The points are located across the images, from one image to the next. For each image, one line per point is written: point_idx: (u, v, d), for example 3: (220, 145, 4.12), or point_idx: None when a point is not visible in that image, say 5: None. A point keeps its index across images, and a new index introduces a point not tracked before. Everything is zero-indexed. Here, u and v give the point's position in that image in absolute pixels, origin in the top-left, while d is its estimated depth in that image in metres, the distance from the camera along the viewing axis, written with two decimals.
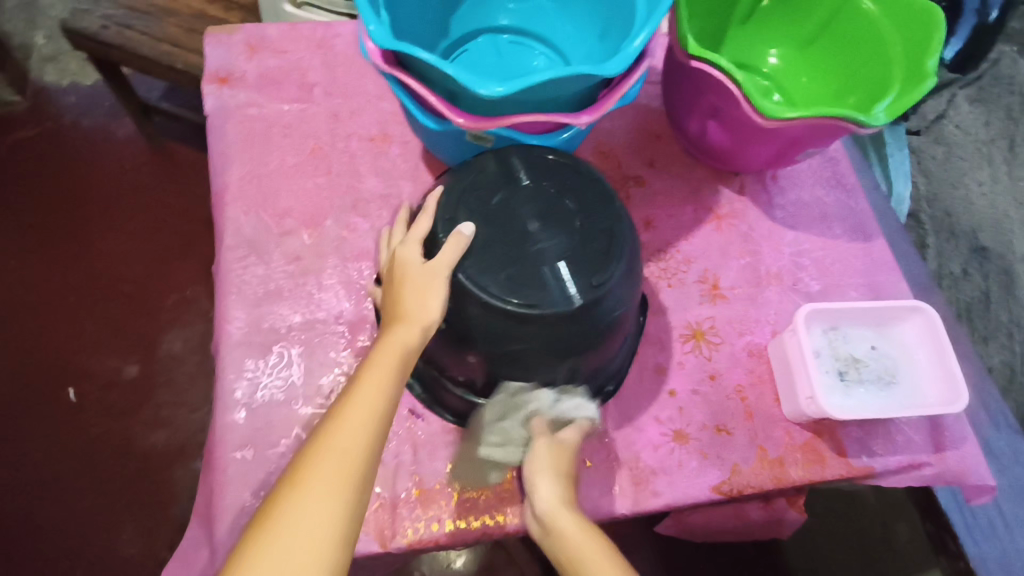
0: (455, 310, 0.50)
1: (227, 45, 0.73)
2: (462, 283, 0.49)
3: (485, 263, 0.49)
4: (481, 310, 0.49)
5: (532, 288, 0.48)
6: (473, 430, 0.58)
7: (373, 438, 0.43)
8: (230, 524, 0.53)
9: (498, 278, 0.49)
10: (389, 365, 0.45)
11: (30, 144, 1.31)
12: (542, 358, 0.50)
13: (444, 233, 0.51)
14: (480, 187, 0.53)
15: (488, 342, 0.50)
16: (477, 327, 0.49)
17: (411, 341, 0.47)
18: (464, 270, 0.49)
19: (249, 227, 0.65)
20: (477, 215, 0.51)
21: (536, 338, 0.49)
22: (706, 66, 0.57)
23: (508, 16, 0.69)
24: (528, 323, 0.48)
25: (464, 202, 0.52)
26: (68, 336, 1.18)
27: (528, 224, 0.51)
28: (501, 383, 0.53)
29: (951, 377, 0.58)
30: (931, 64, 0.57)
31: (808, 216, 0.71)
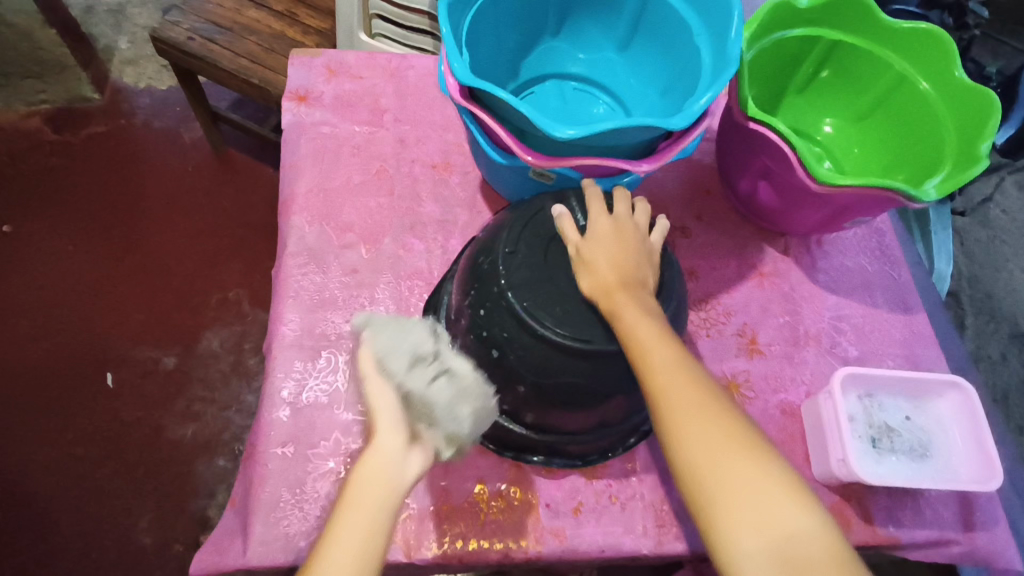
0: (507, 339, 0.51)
1: (309, 67, 0.78)
2: (519, 314, 0.50)
3: (541, 296, 0.51)
4: (536, 342, 0.50)
5: (587, 325, 0.50)
6: (505, 457, 0.59)
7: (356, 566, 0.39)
8: (264, 517, 0.55)
9: (556, 313, 0.50)
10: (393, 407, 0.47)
11: (103, 139, 1.39)
12: (585, 393, 0.52)
13: (503, 266, 0.52)
14: (539, 229, 0.55)
15: (535, 374, 0.51)
16: (528, 358, 0.51)
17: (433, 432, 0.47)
18: (522, 301, 0.51)
19: (311, 236, 0.68)
20: (534, 251, 0.53)
21: (583, 373, 0.50)
22: (763, 128, 0.60)
23: (577, 64, 0.73)
24: (579, 357, 0.50)
25: (524, 237, 0.54)
26: (113, 323, 1.23)
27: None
28: (542, 413, 0.55)
29: (987, 455, 0.58)
30: (985, 148, 0.59)
31: (850, 283, 0.72)
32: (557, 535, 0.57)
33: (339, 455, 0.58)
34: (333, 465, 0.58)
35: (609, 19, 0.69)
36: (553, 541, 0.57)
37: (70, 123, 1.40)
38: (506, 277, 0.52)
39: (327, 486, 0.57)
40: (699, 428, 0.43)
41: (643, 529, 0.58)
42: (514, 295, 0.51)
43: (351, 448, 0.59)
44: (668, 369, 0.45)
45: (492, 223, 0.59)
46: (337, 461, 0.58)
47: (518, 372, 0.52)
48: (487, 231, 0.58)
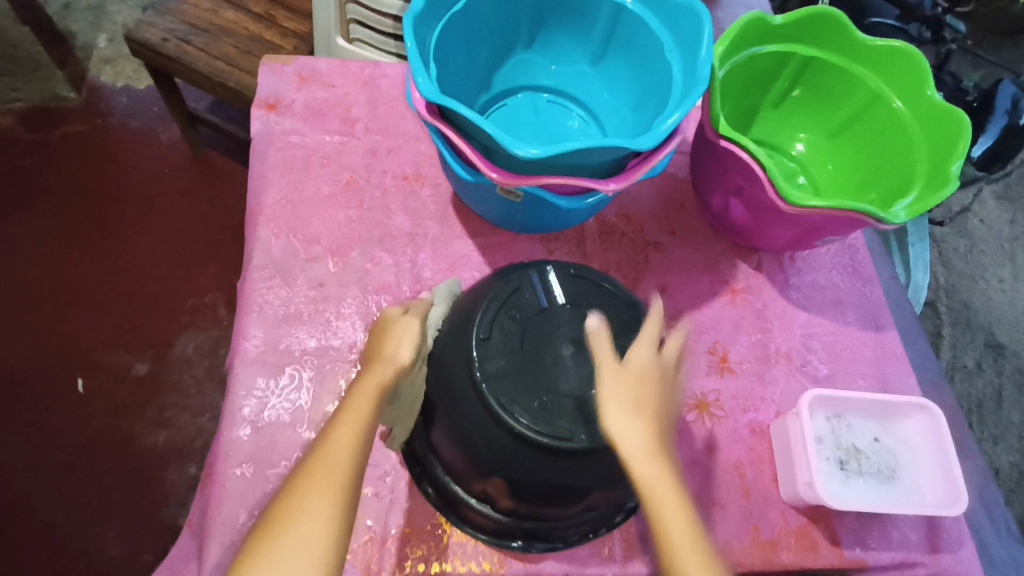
0: (482, 433, 0.50)
1: (280, 74, 0.77)
2: (492, 409, 0.49)
3: (515, 389, 0.49)
4: (511, 438, 0.49)
5: (567, 423, 0.49)
6: (479, 536, 0.56)
7: (359, 457, 0.44)
8: (221, 540, 0.54)
9: (529, 409, 0.49)
10: (369, 390, 0.47)
11: (77, 139, 1.36)
12: (564, 486, 0.51)
13: (477, 354, 0.51)
14: (516, 310, 0.53)
15: (513, 471, 0.50)
16: (504, 454, 0.50)
17: (384, 379, 0.48)
18: (495, 393, 0.49)
19: (278, 249, 0.67)
20: (512, 335, 0.52)
21: (559, 469, 0.49)
22: (734, 147, 0.59)
23: (549, 76, 0.72)
24: (559, 456, 0.48)
25: (499, 320, 0.52)
26: (85, 327, 1.21)
27: (563, 347, 0.51)
28: (518, 502, 0.53)
29: (952, 480, 0.57)
30: (954, 170, 0.58)
31: (822, 300, 0.72)
32: (520, 559, 0.57)
33: None
34: None
35: (581, 31, 0.68)
36: (516, 564, 0.56)
37: (43, 122, 1.37)
38: (481, 367, 0.50)
39: None
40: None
41: (610, 553, 0.58)
42: (487, 387, 0.49)
43: None
44: (682, 534, 0.42)
45: (471, 292, 0.58)
46: None
47: (492, 466, 0.51)
48: (465, 303, 0.57)
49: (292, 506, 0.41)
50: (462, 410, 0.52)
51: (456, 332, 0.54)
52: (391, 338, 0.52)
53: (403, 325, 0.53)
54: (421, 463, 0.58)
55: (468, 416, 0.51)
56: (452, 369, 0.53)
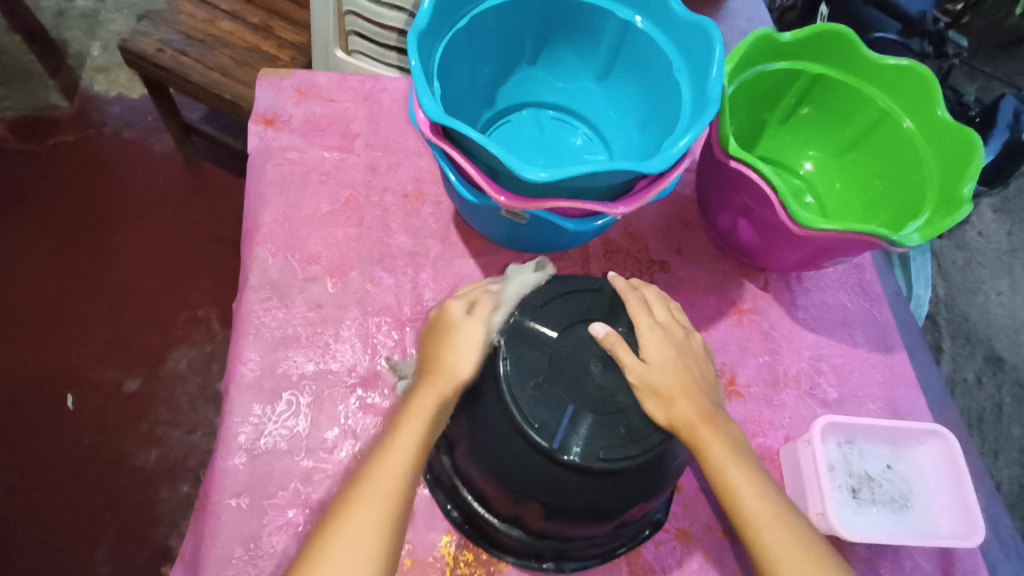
0: (510, 453, 0.49)
1: (278, 88, 0.75)
2: (519, 426, 0.48)
3: (543, 407, 0.48)
4: (542, 458, 0.47)
5: (600, 443, 0.48)
6: (504, 557, 0.56)
7: (411, 476, 0.45)
8: (215, 575, 0.52)
9: (560, 430, 0.48)
10: (426, 409, 0.48)
11: (68, 149, 1.34)
12: (601, 508, 0.49)
13: (505, 369, 0.49)
14: (546, 327, 0.52)
15: (549, 495, 0.49)
16: (532, 475, 0.48)
17: (445, 392, 0.49)
18: (519, 408, 0.48)
19: (275, 269, 0.65)
20: (538, 351, 0.51)
21: (592, 490, 0.48)
22: (744, 167, 0.58)
23: (553, 92, 0.71)
24: (597, 477, 0.47)
25: (522, 337, 0.51)
26: (75, 342, 1.18)
27: (591, 364, 0.51)
28: (548, 525, 0.52)
29: (967, 508, 0.56)
30: (966, 193, 0.57)
31: (830, 320, 0.71)
32: None
33: (297, 505, 0.55)
34: (291, 517, 0.55)
35: (587, 49, 0.67)
36: None
37: (34, 132, 1.35)
38: (506, 383, 0.49)
39: (284, 540, 0.54)
40: (796, 571, 0.44)
41: None
42: (512, 403, 0.48)
43: (311, 498, 0.56)
44: (759, 509, 0.46)
45: (487, 313, 0.57)
46: (295, 511, 0.55)
47: (525, 490, 0.49)
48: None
49: (343, 521, 0.43)
50: (486, 427, 0.50)
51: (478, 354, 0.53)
52: (451, 346, 0.51)
53: (466, 332, 0.51)
54: (439, 488, 0.57)
55: (496, 439, 0.49)
56: (477, 391, 0.51)
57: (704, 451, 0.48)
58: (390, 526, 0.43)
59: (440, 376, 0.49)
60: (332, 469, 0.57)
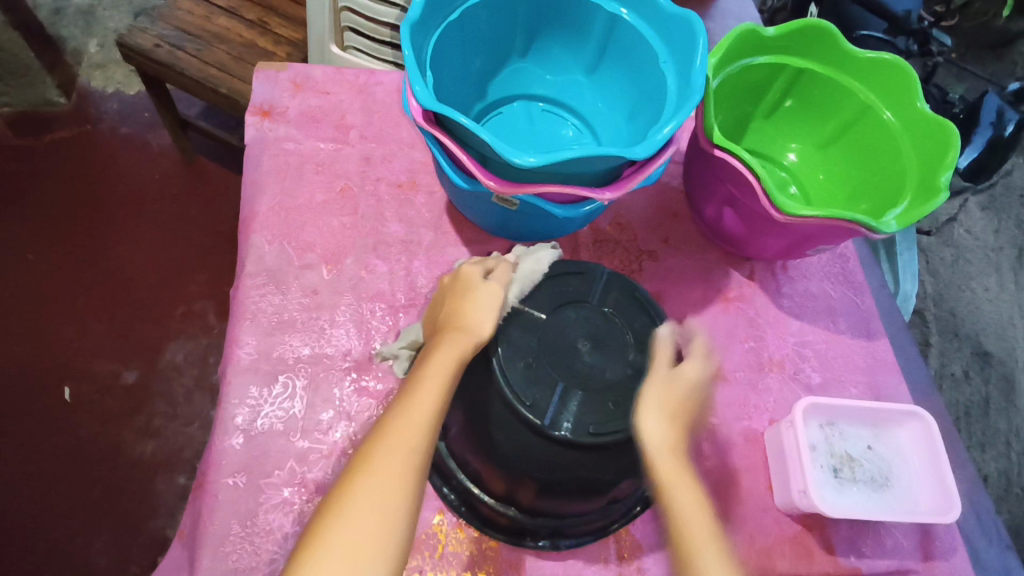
0: (504, 430, 0.52)
1: (275, 81, 0.76)
2: (510, 403, 0.51)
3: (535, 387, 0.51)
4: (533, 434, 0.50)
5: (591, 418, 0.51)
6: (495, 536, 0.57)
7: (426, 439, 0.44)
8: (212, 551, 0.53)
9: (550, 406, 0.51)
10: (446, 364, 0.48)
11: (65, 145, 1.35)
12: (591, 481, 0.52)
13: (499, 350, 0.52)
14: (539, 311, 0.55)
15: (542, 470, 0.51)
16: (525, 451, 0.51)
17: (464, 350, 0.49)
18: (511, 387, 0.51)
19: (271, 256, 0.67)
20: (531, 334, 0.54)
21: (582, 465, 0.51)
22: (728, 156, 0.60)
23: (543, 84, 0.72)
24: (585, 451, 0.50)
25: (518, 320, 0.54)
26: (73, 335, 1.19)
27: (580, 344, 0.54)
28: (543, 501, 0.54)
29: (946, 487, 0.58)
30: (943, 181, 0.59)
31: (814, 308, 0.72)
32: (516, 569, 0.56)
33: (293, 485, 0.57)
34: (287, 496, 0.56)
35: (576, 41, 0.68)
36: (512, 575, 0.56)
37: (31, 127, 1.35)
38: (500, 365, 0.51)
39: (280, 518, 0.55)
40: None
41: (605, 561, 0.58)
42: (505, 382, 0.51)
43: (306, 477, 0.57)
44: (711, 555, 0.43)
45: None
46: (291, 490, 0.56)
47: (519, 466, 0.52)
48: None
49: (370, 461, 0.42)
50: (481, 407, 0.53)
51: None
52: (472, 304, 0.52)
53: (486, 292, 0.53)
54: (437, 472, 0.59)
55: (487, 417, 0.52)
56: (475, 368, 0.55)
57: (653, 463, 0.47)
58: (410, 482, 0.42)
59: (462, 328, 0.51)
60: (327, 449, 0.58)
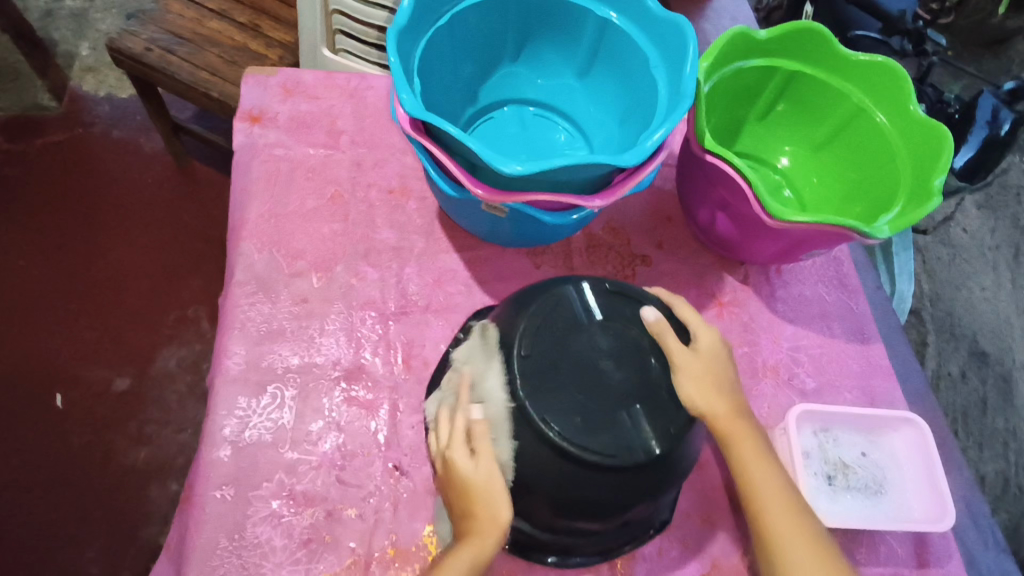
0: (524, 452, 0.49)
1: (264, 86, 0.76)
2: (531, 422, 0.48)
3: (557, 408, 0.48)
4: (552, 453, 0.48)
5: (665, 420, 0.50)
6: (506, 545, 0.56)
7: None
8: (199, 565, 0.53)
9: (625, 433, 0.48)
10: (462, 568, 0.48)
11: (57, 149, 1.34)
12: (610, 502, 0.49)
13: (520, 373, 0.49)
14: (548, 356, 0.50)
15: (558, 489, 0.49)
16: (541, 471, 0.49)
17: (482, 549, 0.49)
18: (532, 406, 0.48)
19: (260, 264, 0.66)
20: (553, 348, 0.50)
21: (603, 485, 0.48)
22: (719, 161, 0.59)
23: (534, 89, 0.72)
24: (667, 458, 0.49)
25: (540, 335, 0.51)
26: (65, 342, 1.18)
27: (603, 363, 0.50)
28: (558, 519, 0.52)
29: (939, 493, 0.58)
30: (937, 184, 0.59)
31: (809, 312, 0.72)
32: None
33: (282, 497, 0.56)
34: (275, 508, 0.55)
35: (567, 46, 0.68)
36: None
37: (22, 131, 1.35)
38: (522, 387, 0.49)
39: (268, 531, 0.55)
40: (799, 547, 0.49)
41: (597, 569, 0.58)
42: (527, 402, 0.48)
43: (295, 489, 0.56)
44: (776, 501, 0.51)
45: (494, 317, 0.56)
46: (279, 502, 0.56)
47: (535, 484, 0.50)
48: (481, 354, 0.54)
49: None
50: (498, 426, 0.50)
51: (490, 405, 0.51)
52: (483, 501, 0.50)
53: (485, 480, 0.50)
54: None
55: (563, 480, 0.49)
56: (508, 438, 0.50)
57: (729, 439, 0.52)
58: None
59: (478, 528, 0.49)
60: (316, 461, 0.58)
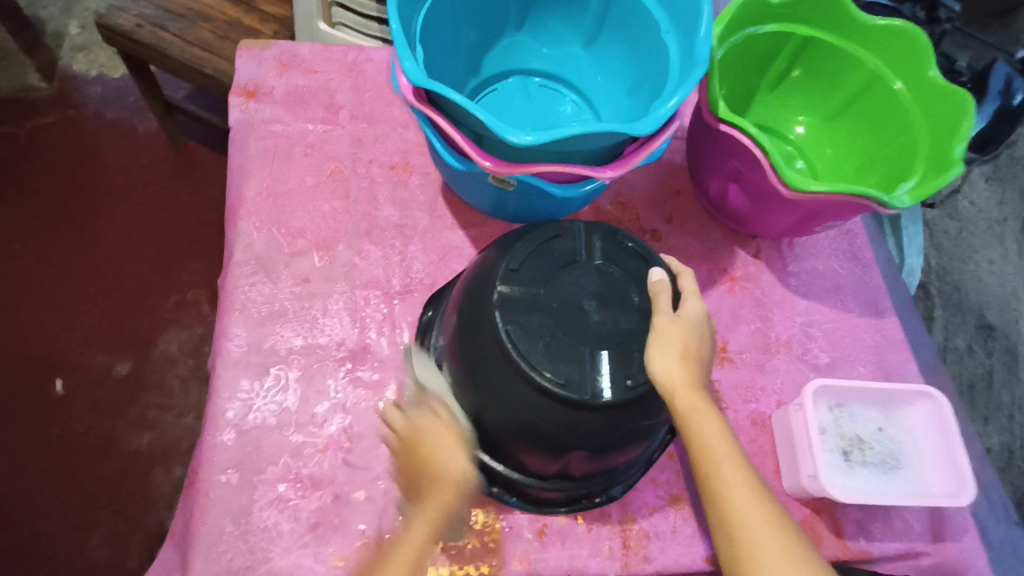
0: (492, 374, 0.50)
1: (259, 60, 0.73)
2: (501, 341, 0.48)
3: (530, 332, 0.48)
4: (514, 377, 0.48)
5: (622, 371, 0.48)
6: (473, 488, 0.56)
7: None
8: (206, 551, 0.52)
9: (582, 369, 0.48)
10: (430, 517, 0.50)
11: (49, 131, 1.31)
12: (555, 438, 0.49)
13: (501, 287, 0.50)
14: (532, 285, 0.51)
15: (515, 413, 0.50)
16: (501, 396, 0.50)
17: (445, 505, 0.51)
18: (507, 328, 0.48)
19: (260, 243, 0.64)
20: (536, 270, 0.51)
21: (551, 417, 0.48)
22: (733, 130, 0.57)
23: (540, 59, 0.69)
24: (615, 408, 0.48)
25: (530, 257, 0.52)
26: (63, 327, 1.17)
27: (586, 303, 0.50)
28: (524, 450, 0.52)
29: (959, 469, 0.57)
30: (958, 153, 0.57)
31: (822, 286, 0.70)
32: (520, 561, 0.55)
33: (288, 480, 0.55)
34: (282, 492, 0.54)
35: (574, 13, 0.65)
36: (516, 567, 0.55)
37: (13, 113, 1.32)
38: (501, 309, 0.49)
39: (275, 514, 0.54)
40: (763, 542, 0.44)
41: (610, 549, 0.57)
42: (502, 321, 0.49)
43: (302, 473, 0.55)
44: (740, 493, 0.45)
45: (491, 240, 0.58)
46: (286, 486, 0.55)
47: (494, 409, 0.51)
48: (469, 285, 0.54)
49: None
50: (478, 352, 0.51)
51: (473, 341, 0.51)
52: (444, 450, 0.52)
53: (439, 437, 0.53)
54: None
55: (512, 405, 0.49)
56: (479, 360, 0.50)
57: (691, 422, 0.47)
58: None
59: (439, 483, 0.51)
60: (322, 443, 0.57)
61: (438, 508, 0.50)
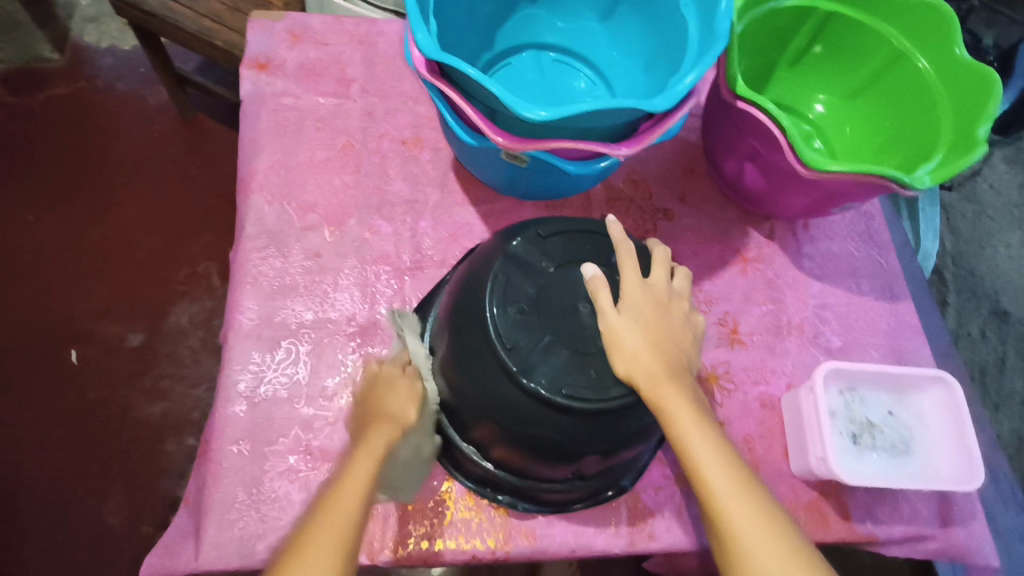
0: (482, 369, 0.49)
1: (270, 31, 0.72)
2: (490, 334, 0.47)
3: (519, 330, 0.47)
4: (501, 374, 0.47)
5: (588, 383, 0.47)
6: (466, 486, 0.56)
7: (360, 509, 0.45)
8: (218, 519, 0.53)
9: (564, 371, 0.47)
10: (375, 449, 0.47)
11: (60, 102, 1.31)
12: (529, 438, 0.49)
13: (500, 274, 0.49)
14: (530, 278, 0.50)
15: (500, 411, 0.49)
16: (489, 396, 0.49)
17: (388, 438, 0.48)
18: (500, 322, 0.47)
19: (271, 216, 0.64)
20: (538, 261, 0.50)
21: (530, 416, 0.47)
22: (751, 108, 0.56)
23: (554, 33, 0.68)
24: (561, 412, 0.46)
25: (535, 246, 0.51)
26: (77, 298, 1.18)
27: (580, 305, 0.49)
28: (512, 451, 0.52)
29: (971, 456, 0.56)
30: (982, 132, 0.55)
31: (837, 269, 0.70)
32: (526, 536, 0.56)
33: (298, 452, 0.56)
34: (292, 463, 0.55)
35: None
36: (522, 542, 0.55)
37: (24, 84, 1.31)
38: (497, 304, 0.48)
39: (286, 485, 0.54)
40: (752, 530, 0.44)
41: (615, 525, 0.57)
42: (495, 315, 0.48)
43: (313, 445, 0.56)
44: (722, 480, 0.45)
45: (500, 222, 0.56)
46: (296, 458, 0.55)
47: (481, 407, 0.50)
48: (477, 261, 0.53)
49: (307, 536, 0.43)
50: (472, 348, 0.49)
51: (465, 330, 0.50)
52: (397, 394, 0.51)
53: (397, 381, 0.52)
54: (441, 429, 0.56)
55: (496, 400, 0.48)
56: (472, 353, 0.49)
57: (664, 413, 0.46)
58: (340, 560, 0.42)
59: (385, 415, 0.50)
60: (332, 416, 0.57)
61: (383, 440, 0.48)
